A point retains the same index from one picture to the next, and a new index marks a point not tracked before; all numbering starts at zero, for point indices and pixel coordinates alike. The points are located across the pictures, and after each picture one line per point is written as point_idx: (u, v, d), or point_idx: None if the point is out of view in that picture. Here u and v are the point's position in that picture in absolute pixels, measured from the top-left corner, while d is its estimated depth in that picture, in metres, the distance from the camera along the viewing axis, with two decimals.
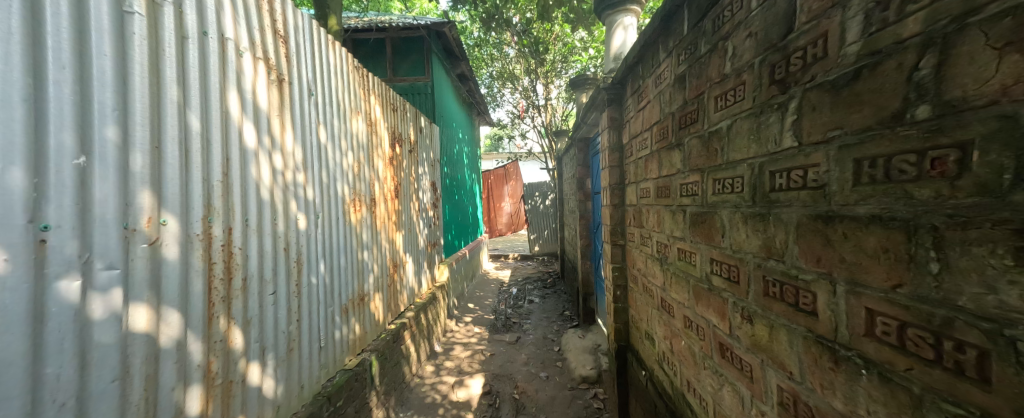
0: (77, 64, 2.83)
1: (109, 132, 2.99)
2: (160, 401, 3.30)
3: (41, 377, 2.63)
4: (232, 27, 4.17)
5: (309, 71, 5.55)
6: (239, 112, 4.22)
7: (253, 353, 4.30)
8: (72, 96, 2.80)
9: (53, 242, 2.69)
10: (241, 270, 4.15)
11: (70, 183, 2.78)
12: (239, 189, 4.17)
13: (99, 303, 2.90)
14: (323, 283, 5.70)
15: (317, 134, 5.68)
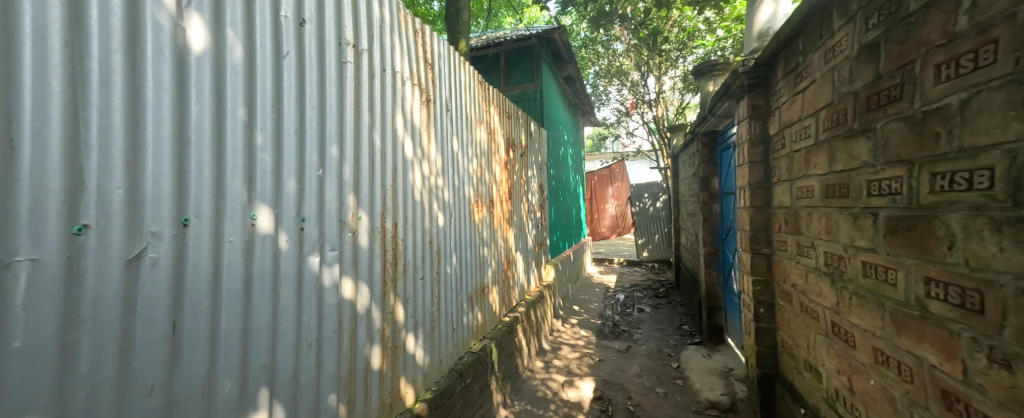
0: (320, 102, 3.13)
1: (335, 148, 3.27)
2: (358, 354, 3.47)
3: (301, 324, 2.93)
4: (399, 61, 4.27)
5: (448, 89, 5.44)
6: (404, 130, 4.29)
7: (411, 326, 4.30)
8: (316, 129, 3.09)
9: (307, 229, 3.00)
10: (403, 258, 4.23)
11: (315, 187, 3.08)
12: (400, 191, 4.19)
13: (328, 274, 3.18)
14: (456, 273, 5.47)
15: (452, 144, 5.51)
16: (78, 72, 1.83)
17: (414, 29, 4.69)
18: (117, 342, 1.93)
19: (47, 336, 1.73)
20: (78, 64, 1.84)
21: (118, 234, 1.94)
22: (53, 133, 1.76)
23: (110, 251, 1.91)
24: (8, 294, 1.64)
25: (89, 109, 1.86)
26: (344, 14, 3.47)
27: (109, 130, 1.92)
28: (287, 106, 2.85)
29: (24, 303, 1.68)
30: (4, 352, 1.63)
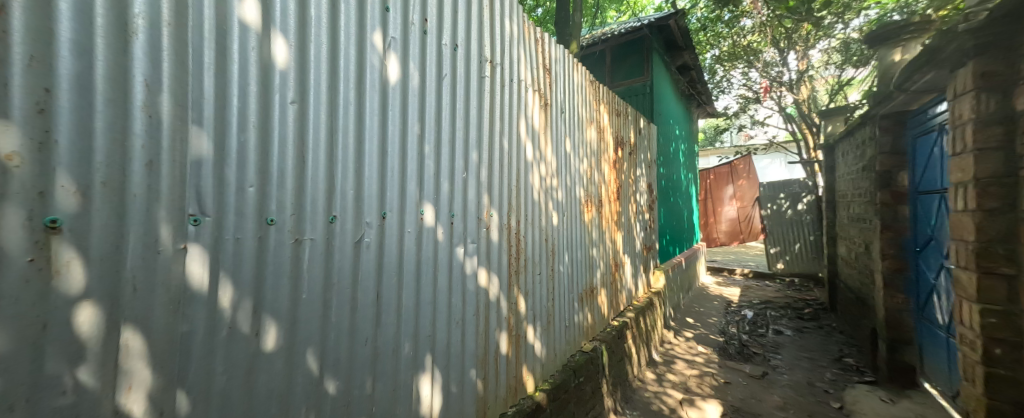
0: (465, 114, 3.13)
1: (475, 154, 3.24)
2: (491, 339, 3.41)
3: (451, 306, 2.96)
4: (522, 68, 3.96)
5: (563, 89, 4.85)
6: (524, 134, 3.96)
7: (530, 320, 4.04)
8: (461, 138, 3.10)
9: (458, 224, 3.03)
10: (525, 252, 3.95)
11: (468, 187, 3.16)
12: (522, 192, 3.92)
13: (471, 263, 3.17)
14: (568, 273, 4.93)
15: (565, 146, 4.88)
16: (333, 104, 2.14)
17: (535, 37, 4.27)
18: (351, 304, 2.23)
19: (318, 294, 2.07)
20: (334, 98, 2.15)
21: (349, 219, 2.22)
22: (322, 149, 2.09)
23: (347, 231, 2.20)
24: (301, 263, 2.00)
25: (338, 133, 2.17)
26: (484, 30, 3.42)
27: (350, 148, 2.22)
28: (449, 117, 2.98)
29: (308, 271, 2.03)
30: (298, 302, 1.99)
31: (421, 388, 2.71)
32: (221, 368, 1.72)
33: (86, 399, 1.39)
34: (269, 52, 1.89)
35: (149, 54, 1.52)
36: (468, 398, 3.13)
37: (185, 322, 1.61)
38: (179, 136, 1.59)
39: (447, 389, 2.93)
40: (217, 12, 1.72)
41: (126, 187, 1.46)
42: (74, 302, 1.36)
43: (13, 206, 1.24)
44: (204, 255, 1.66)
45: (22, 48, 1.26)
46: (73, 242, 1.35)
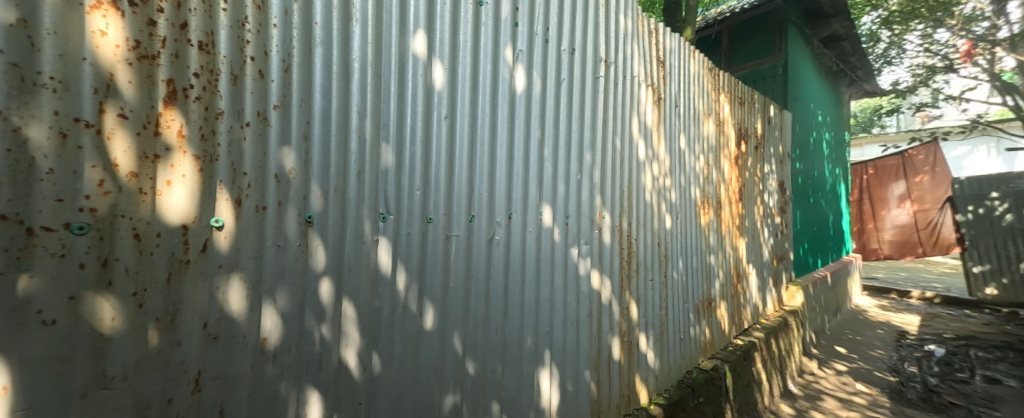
0: (580, 115, 3.10)
1: (589, 155, 3.19)
2: (604, 344, 3.33)
3: (566, 306, 2.98)
4: (636, 63, 3.76)
5: (678, 80, 4.44)
6: (636, 132, 3.74)
7: (641, 328, 3.81)
8: (575, 139, 3.07)
9: (572, 224, 3.02)
10: (637, 257, 3.75)
11: (585, 189, 3.14)
12: (635, 193, 3.72)
13: (585, 264, 3.13)
14: (683, 281, 4.49)
15: (680, 142, 4.46)
16: (473, 116, 2.34)
17: (648, 29, 3.99)
18: (485, 295, 2.41)
19: (461, 284, 2.28)
20: (474, 110, 2.34)
21: (485, 218, 2.39)
22: (466, 157, 2.29)
23: (483, 229, 2.38)
24: (450, 257, 2.22)
25: (478, 142, 2.36)
26: (599, 29, 3.35)
27: (486, 153, 2.40)
28: (566, 118, 2.98)
29: (457, 262, 2.25)
30: (448, 291, 2.21)
31: (540, 382, 2.81)
32: (397, 339, 2.00)
33: (325, 350, 1.77)
34: (430, 77, 2.14)
35: (363, 89, 1.88)
36: (583, 400, 3.13)
37: (377, 298, 1.92)
38: (374, 150, 1.91)
39: (564, 387, 2.98)
40: (399, 47, 2.02)
41: (347, 192, 1.82)
42: (320, 276, 1.75)
43: (292, 207, 1.67)
44: (388, 246, 1.95)
45: (299, 95, 1.69)
46: (319, 232, 1.74)
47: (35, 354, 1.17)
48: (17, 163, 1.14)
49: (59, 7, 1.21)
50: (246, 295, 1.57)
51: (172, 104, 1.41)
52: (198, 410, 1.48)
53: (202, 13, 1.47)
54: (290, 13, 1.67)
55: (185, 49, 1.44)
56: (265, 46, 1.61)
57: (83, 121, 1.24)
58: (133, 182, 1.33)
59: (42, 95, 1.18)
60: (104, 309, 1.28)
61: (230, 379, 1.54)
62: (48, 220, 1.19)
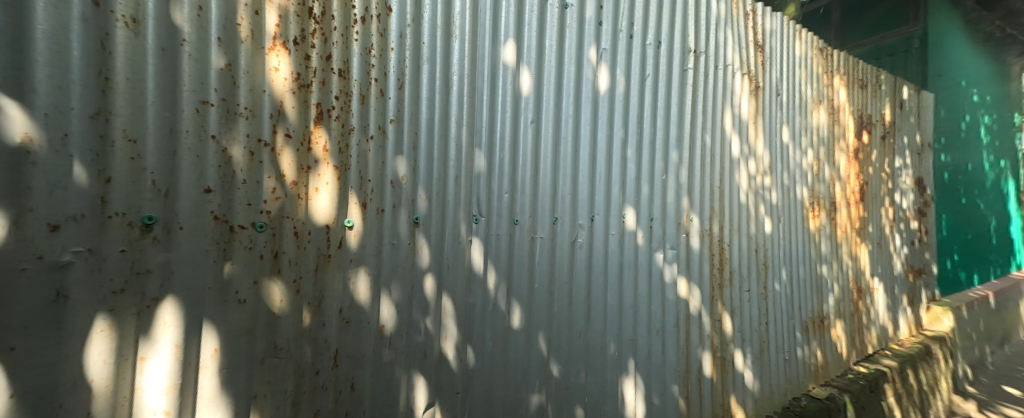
0: (666, 111, 2.92)
1: (676, 153, 2.98)
2: (693, 358, 3.10)
3: (651, 314, 2.84)
4: (729, 51, 3.45)
5: (781, 67, 3.96)
6: (730, 127, 3.43)
7: (737, 343, 3.47)
8: (661, 136, 2.90)
9: (655, 227, 2.86)
10: (731, 264, 3.42)
11: (672, 190, 2.95)
12: (728, 193, 3.41)
13: (670, 270, 2.94)
14: (787, 293, 3.98)
15: (782, 136, 3.98)
16: (557, 119, 2.33)
17: (745, 12, 3.63)
18: (568, 297, 2.39)
19: (545, 286, 2.29)
20: (557, 113, 2.33)
21: (568, 220, 2.37)
22: (549, 159, 2.29)
23: (566, 232, 2.37)
24: (534, 258, 2.23)
25: (561, 144, 2.35)
26: (688, 18, 3.13)
27: (568, 155, 2.38)
28: (650, 115, 2.83)
29: (540, 264, 2.26)
30: (533, 292, 2.24)
31: (625, 392, 2.70)
32: (488, 335, 2.07)
33: (429, 339, 1.87)
34: (518, 83, 2.17)
35: (462, 100, 1.96)
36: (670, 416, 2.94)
37: (472, 295, 2.00)
38: (468, 156, 1.97)
39: (649, 400, 2.84)
40: (491, 56, 2.07)
41: (445, 197, 1.91)
42: (423, 272, 1.84)
43: (404, 210, 1.79)
44: (480, 246, 2.02)
45: (410, 109, 1.81)
46: (424, 232, 1.84)
47: (231, 327, 1.43)
48: (224, 175, 1.39)
49: (251, 51, 1.46)
50: (370, 286, 1.70)
51: (319, 123, 1.58)
52: (336, 384, 1.64)
53: (340, 44, 1.64)
54: (404, 36, 1.79)
55: (330, 77, 1.61)
56: (385, 67, 1.74)
57: (260, 140, 1.46)
58: (294, 189, 1.53)
59: (236, 121, 1.42)
60: (274, 292, 1.50)
61: (358, 358, 1.68)
62: (240, 219, 1.43)
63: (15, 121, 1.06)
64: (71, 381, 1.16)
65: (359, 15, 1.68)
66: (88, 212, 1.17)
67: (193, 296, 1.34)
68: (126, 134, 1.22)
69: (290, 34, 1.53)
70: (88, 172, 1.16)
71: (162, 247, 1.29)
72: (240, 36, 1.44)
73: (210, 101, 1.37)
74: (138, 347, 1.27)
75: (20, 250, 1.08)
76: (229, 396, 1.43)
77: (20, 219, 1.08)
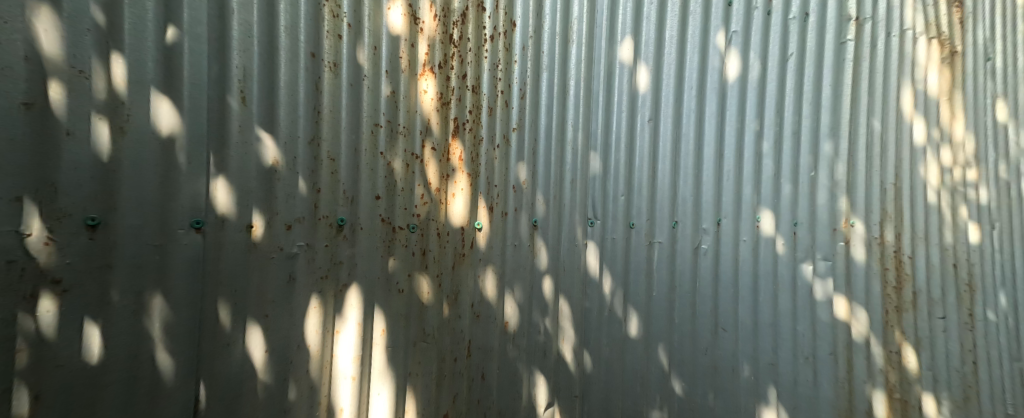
0: (814, 97, 2.46)
1: (829, 144, 2.49)
2: (856, 396, 2.53)
3: (797, 335, 2.41)
4: (907, 12, 2.75)
5: (989, 24, 3.03)
6: (908, 109, 2.74)
7: (925, 383, 2.72)
8: (808, 126, 2.45)
9: (801, 234, 2.43)
10: (913, 282, 2.71)
11: (822, 190, 2.48)
12: (907, 192, 2.72)
13: (820, 286, 2.47)
14: (1007, 325, 2.99)
15: (994, 114, 3.02)
16: (677, 116, 2.13)
17: None
18: (691, 308, 2.19)
19: (665, 294, 2.13)
20: (678, 108, 2.13)
21: (690, 224, 2.17)
22: (668, 158, 2.11)
23: (688, 237, 2.17)
24: (651, 264, 2.10)
25: (682, 142, 2.14)
26: None
27: (690, 153, 2.16)
28: (793, 102, 2.40)
29: (658, 271, 2.12)
30: (651, 300, 2.10)
31: None
32: (605, 341, 2.02)
33: (547, 339, 1.91)
34: (635, 81, 2.05)
35: (585, 105, 1.96)
36: None
37: (588, 299, 1.98)
38: (584, 159, 1.95)
39: None
40: (608, 57, 1.99)
41: (562, 201, 1.92)
42: (542, 274, 1.89)
43: (525, 213, 1.86)
44: (596, 250, 1.98)
45: (530, 117, 1.86)
46: (542, 235, 1.89)
47: (393, 310, 1.65)
48: (390, 184, 1.63)
49: (409, 78, 1.66)
50: (497, 285, 1.82)
51: (456, 136, 1.74)
52: (469, 372, 1.79)
53: (473, 63, 1.77)
54: (527, 48, 1.85)
55: (466, 94, 1.76)
56: (509, 80, 1.83)
57: (413, 153, 1.67)
58: (437, 195, 1.71)
59: (397, 139, 1.64)
60: (423, 285, 1.69)
61: (486, 350, 1.81)
62: (399, 221, 1.65)
63: (271, 149, 1.43)
64: (296, 344, 1.50)
65: (488, 34, 1.80)
66: (307, 215, 1.49)
67: (368, 284, 1.60)
68: (329, 154, 1.53)
69: (436, 60, 1.70)
70: (306, 184, 1.49)
71: (348, 244, 1.57)
72: (401, 68, 1.64)
73: (380, 123, 1.61)
74: (333, 322, 1.56)
75: (271, 243, 1.44)
76: (393, 370, 1.66)
77: (269, 220, 1.44)
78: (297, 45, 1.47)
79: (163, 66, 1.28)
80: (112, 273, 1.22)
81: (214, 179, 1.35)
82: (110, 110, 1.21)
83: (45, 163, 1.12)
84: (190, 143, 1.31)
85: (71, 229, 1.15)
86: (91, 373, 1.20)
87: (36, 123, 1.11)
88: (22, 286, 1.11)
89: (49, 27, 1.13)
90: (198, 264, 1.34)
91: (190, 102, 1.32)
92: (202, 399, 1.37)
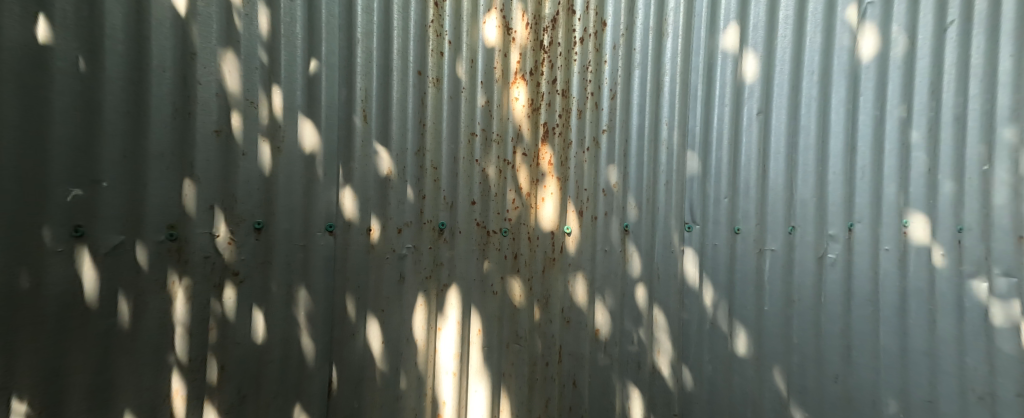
0: (992, 66, 1.85)
1: (1013, 128, 1.85)
2: None
3: (967, 374, 1.87)
4: None
5: None
6: None
7: None
8: (979, 105, 1.86)
9: (971, 246, 1.88)
10: None
11: (1008, 188, 1.86)
12: None
13: (1005, 315, 1.86)
14: None
15: None
16: (795, 105, 1.83)
17: None
18: (814, 327, 1.87)
19: (780, 309, 1.86)
20: (795, 97, 1.84)
21: (812, 229, 1.85)
22: (782, 154, 1.84)
23: (808, 245, 1.85)
24: (762, 275, 1.85)
25: (800, 135, 1.84)
26: None
27: (811, 148, 1.84)
28: (954, 75, 1.86)
29: (771, 283, 1.85)
30: (763, 315, 1.86)
31: None
32: (706, 356, 1.85)
33: (641, 350, 1.81)
34: (741, 70, 1.82)
35: (680, 101, 1.80)
36: None
37: (686, 310, 1.84)
38: (680, 159, 1.81)
39: None
40: (708, 47, 1.81)
41: (656, 204, 1.81)
42: (635, 282, 1.81)
43: (615, 218, 1.79)
44: (695, 258, 1.83)
45: (621, 118, 1.78)
46: (634, 240, 1.80)
47: (486, 312, 1.72)
48: (484, 189, 1.70)
49: (502, 88, 1.71)
50: (587, 290, 1.78)
51: (546, 141, 1.75)
52: (560, 378, 1.78)
53: (563, 67, 1.76)
54: (618, 46, 1.78)
55: (555, 98, 1.75)
56: (599, 80, 1.77)
57: (505, 160, 1.72)
58: (528, 199, 1.74)
59: (490, 147, 1.70)
60: (515, 288, 1.74)
61: (577, 357, 1.79)
62: (493, 225, 1.71)
63: (385, 160, 1.59)
64: (406, 337, 1.65)
65: (578, 36, 1.76)
66: (414, 220, 1.63)
67: (465, 285, 1.69)
68: (433, 163, 1.65)
69: (527, 67, 1.73)
70: (413, 191, 1.62)
71: (448, 246, 1.67)
72: (494, 78, 1.71)
73: (476, 132, 1.69)
74: (436, 320, 1.68)
75: (386, 245, 1.61)
76: (489, 369, 1.73)
77: (385, 224, 1.60)
78: (406, 64, 1.61)
79: (307, 93, 1.52)
80: (270, 269, 1.50)
81: (342, 188, 1.56)
82: (270, 132, 1.48)
83: (228, 177, 1.45)
84: (326, 157, 1.53)
85: (244, 232, 1.47)
86: (258, 350, 1.50)
87: (223, 146, 1.44)
88: (214, 276, 1.44)
89: (232, 68, 1.44)
90: (330, 262, 1.55)
91: (325, 121, 1.54)
92: (335, 383, 1.59)
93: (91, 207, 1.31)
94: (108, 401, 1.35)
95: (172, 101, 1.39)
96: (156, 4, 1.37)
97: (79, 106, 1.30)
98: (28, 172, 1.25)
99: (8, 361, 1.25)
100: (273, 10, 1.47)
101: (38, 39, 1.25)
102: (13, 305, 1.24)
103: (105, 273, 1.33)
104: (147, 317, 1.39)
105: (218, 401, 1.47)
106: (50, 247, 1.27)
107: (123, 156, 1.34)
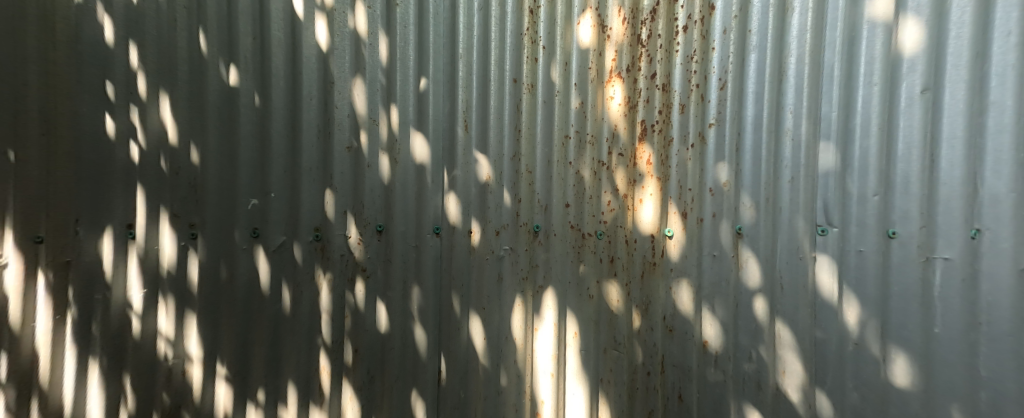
0: None
1: None
2: None
3: None
4: None
5: None
6: None
7: None
8: None
9: None
10: None
11: None
12: None
13: None
14: None
15: None
16: (979, 77, 1.44)
17: None
18: (1015, 358, 1.43)
19: (958, 333, 1.47)
20: (980, 65, 1.43)
21: (1011, 233, 1.42)
22: (960, 138, 1.45)
23: (1002, 254, 1.42)
24: (932, 290, 1.48)
25: (988, 113, 1.43)
26: None
27: (1007, 128, 1.42)
28: None
29: (945, 301, 1.48)
30: (932, 339, 1.49)
31: None
32: (850, 383, 1.55)
33: (762, 369, 1.60)
34: (896, 41, 1.49)
35: (811, 84, 1.54)
36: None
37: (820, 328, 1.56)
38: (809, 151, 1.55)
39: None
40: (848, 18, 1.52)
41: (778, 203, 1.58)
42: (752, 293, 1.60)
43: (726, 219, 1.61)
44: (831, 266, 1.55)
45: (732, 109, 1.59)
46: (750, 244, 1.60)
47: (583, 316, 1.69)
48: (579, 192, 1.68)
49: (597, 87, 1.67)
50: (694, 298, 1.63)
51: (644, 139, 1.66)
52: (664, 390, 1.67)
53: (663, 60, 1.64)
54: (730, 30, 1.59)
55: (654, 93, 1.65)
56: (706, 70, 1.61)
57: (600, 161, 1.67)
58: (625, 201, 1.67)
59: (585, 148, 1.68)
60: (612, 293, 1.68)
61: (684, 369, 1.65)
62: (588, 228, 1.68)
63: (485, 166, 1.68)
64: (506, 335, 1.71)
65: (681, 25, 1.63)
66: (511, 223, 1.69)
67: (561, 287, 1.69)
68: (528, 167, 1.69)
69: (623, 64, 1.66)
70: (510, 195, 1.68)
71: (544, 248, 1.69)
72: (589, 78, 1.68)
73: (570, 135, 1.68)
74: (533, 320, 1.71)
75: (486, 247, 1.70)
76: (587, 373, 1.70)
77: (485, 227, 1.69)
78: (503, 74, 1.68)
79: (417, 108, 1.68)
80: (391, 266, 1.69)
81: (447, 194, 1.69)
82: (389, 146, 1.68)
83: (358, 187, 1.68)
84: (434, 166, 1.69)
85: (370, 234, 1.69)
86: (382, 338, 1.70)
87: (354, 160, 1.68)
88: (347, 272, 1.69)
89: (360, 93, 1.67)
90: (439, 261, 1.70)
91: (432, 134, 1.69)
92: (444, 373, 1.72)
93: (264, 212, 1.67)
94: (277, 369, 1.70)
95: (317, 124, 1.67)
96: (306, 45, 1.67)
97: (256, 133, 1.66)
98: (226, 186, 1.66)
99: (218, 330, 1.68)
100: (390, 37, 1.67)
101: (232, 84, 1.65)
102: (218, 289, 1.67)
103: (274, 266, 1.68)
104: (303, 303, 1.69)
105: (353, 379, 1.71)
106: (239, 244, 1.67)
107: (284, 171, 1.67)
